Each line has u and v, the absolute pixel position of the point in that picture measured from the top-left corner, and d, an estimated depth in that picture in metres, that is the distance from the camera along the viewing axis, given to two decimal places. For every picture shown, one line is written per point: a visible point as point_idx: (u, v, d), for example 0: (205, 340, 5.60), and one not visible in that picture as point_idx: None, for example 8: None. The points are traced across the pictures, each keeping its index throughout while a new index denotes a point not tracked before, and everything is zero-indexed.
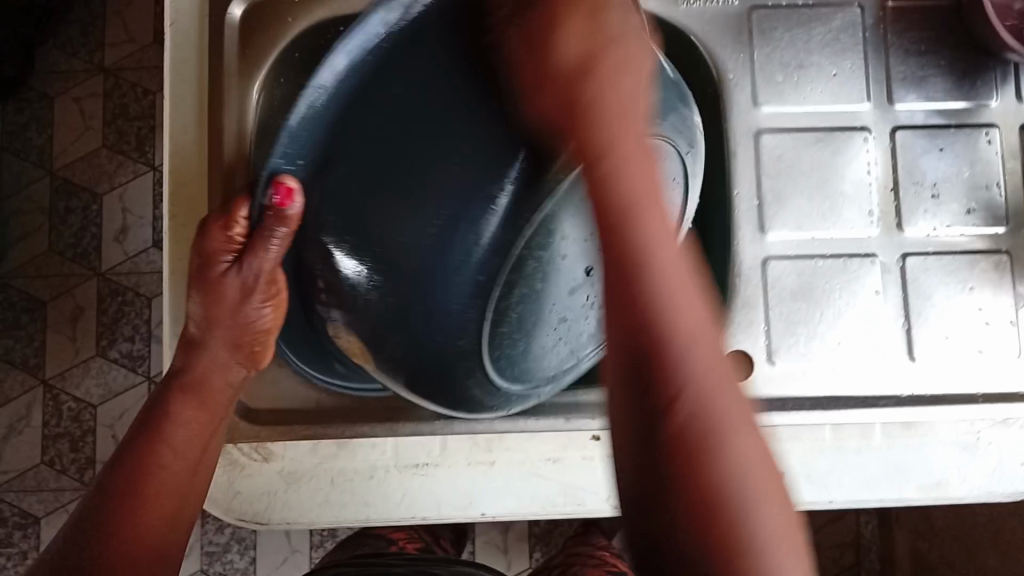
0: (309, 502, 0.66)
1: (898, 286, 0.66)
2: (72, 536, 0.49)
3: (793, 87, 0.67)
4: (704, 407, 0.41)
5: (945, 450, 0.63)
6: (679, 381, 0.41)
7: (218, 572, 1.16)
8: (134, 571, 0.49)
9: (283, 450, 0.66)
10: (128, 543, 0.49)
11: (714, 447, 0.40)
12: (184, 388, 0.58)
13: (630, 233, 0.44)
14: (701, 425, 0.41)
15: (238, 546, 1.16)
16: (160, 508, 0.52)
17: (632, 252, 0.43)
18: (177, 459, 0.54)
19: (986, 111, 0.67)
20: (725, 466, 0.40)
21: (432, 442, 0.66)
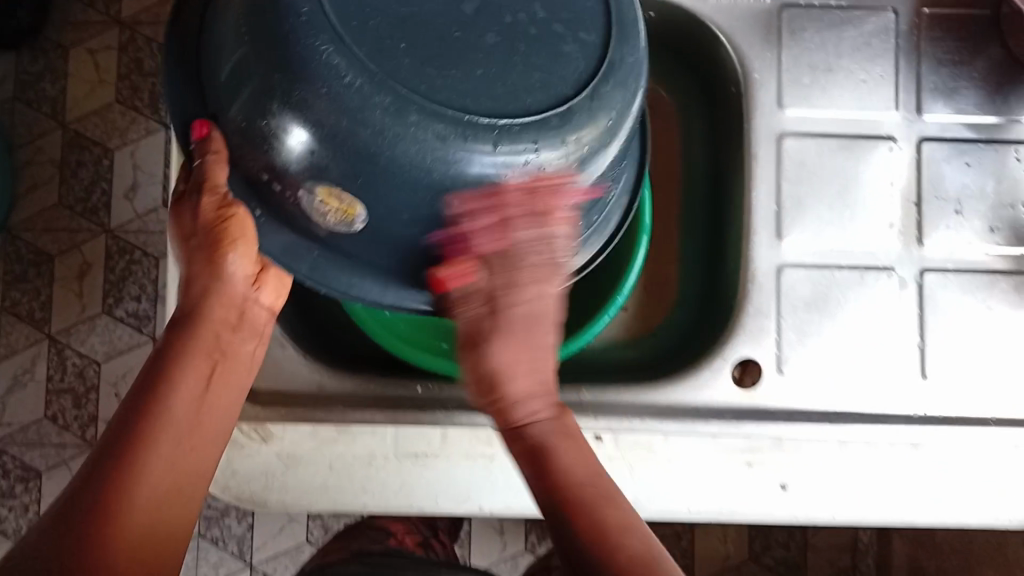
0: (306, 486, 0.65)
1: (915, 303, 0.65)
2: (70, 497, 0.44)
3: (821, 91, 0.66)
4: (586, 518, 0.46)
5: (953, 473, 0.62)
6: (593, 514, 0.46)
7: (214, 537, 1.16)
8: (140, 546, 0.44)
9: (283, 432, 0.66)
10: (133, 513, 0.44)
11: (650, 565, 0.45)
12: (182, 355, 0.52)
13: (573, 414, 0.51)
14: (634, 548, 0.45)
15: (236, 512, 1.17)
16: (163, 475, 0.47)
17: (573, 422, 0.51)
18: (177, 432, 0.48)
19: (1017, 126, 0.66)
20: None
21: (433, 433, 0.66)
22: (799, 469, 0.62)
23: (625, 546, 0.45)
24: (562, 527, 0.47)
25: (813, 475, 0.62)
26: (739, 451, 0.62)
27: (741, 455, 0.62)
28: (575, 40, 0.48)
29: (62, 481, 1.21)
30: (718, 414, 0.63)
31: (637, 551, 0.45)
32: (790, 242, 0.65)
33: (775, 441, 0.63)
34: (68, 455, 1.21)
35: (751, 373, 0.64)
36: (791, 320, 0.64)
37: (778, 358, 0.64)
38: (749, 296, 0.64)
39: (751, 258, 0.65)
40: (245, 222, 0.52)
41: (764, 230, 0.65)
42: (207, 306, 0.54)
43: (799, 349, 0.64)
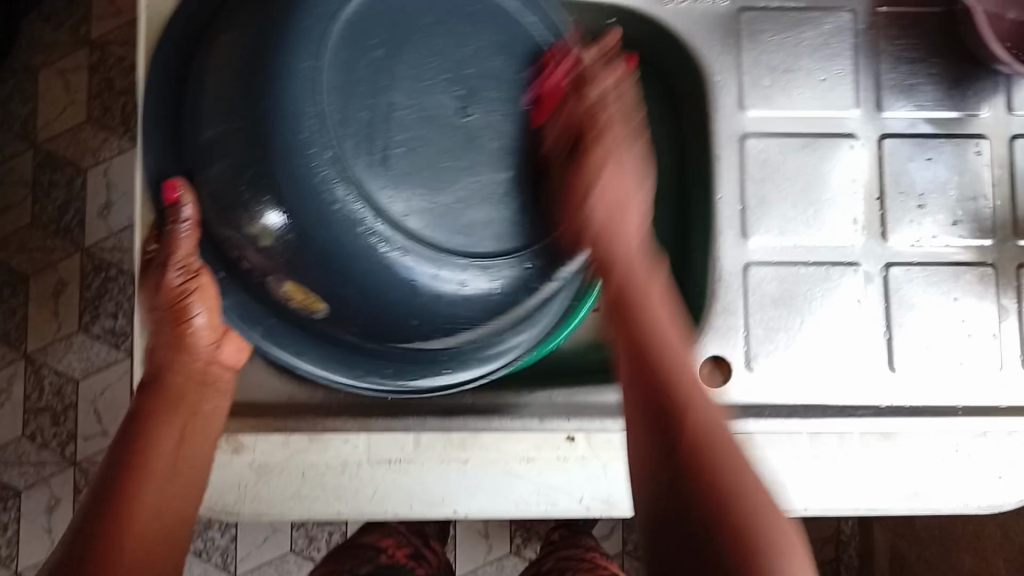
0: (279, 495, 0.65)
1: (880, 296, 0.65)
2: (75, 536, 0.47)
3: (781, 91, 0.66)
4: (688, 484, 0.43)
5: (920, 463, 0.63)
6: (688, 399, 0.47)
7: (198, 552, 1.15)
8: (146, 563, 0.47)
9: (254, 443, 0.65)
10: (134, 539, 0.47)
11: (716, 467, 0.44)
12: (160, 395, 0.57)
13: (649, 300, 0.52)
14: (702, 441, 0.45)
15: (219, 526, 1.16)
16: (158, 510, 0.50)
17: (638, 300, 0.52)
18: (160, 469, 0.52)
19: (975, 121, 0.67)
20: (747, 489, 0.43)
21: (405, 439, 0.66)
22: (775, 464, 0.62)
23: (722, 477, 0.43)
24: (666, 438, 0.45)
25: (789, 469, 0.62)
26: None
27: None
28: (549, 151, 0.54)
29: (42, 501, 1.19)
30: None
31: (735, 485, 0.43)
32: (755, 240, 0.65)
33: (748, 435, 0.62)
34: (47, 474, 1.19)
35: (720, 370, 0.64)
36: (759, 316, 0.64)
37: (747, 355, 0.64)
38: (716, 294, 0.65)
39: (717, 257, 0.65)
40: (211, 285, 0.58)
41: (730, 230, 0.65)
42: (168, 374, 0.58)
43: (766, 345, 0.64)
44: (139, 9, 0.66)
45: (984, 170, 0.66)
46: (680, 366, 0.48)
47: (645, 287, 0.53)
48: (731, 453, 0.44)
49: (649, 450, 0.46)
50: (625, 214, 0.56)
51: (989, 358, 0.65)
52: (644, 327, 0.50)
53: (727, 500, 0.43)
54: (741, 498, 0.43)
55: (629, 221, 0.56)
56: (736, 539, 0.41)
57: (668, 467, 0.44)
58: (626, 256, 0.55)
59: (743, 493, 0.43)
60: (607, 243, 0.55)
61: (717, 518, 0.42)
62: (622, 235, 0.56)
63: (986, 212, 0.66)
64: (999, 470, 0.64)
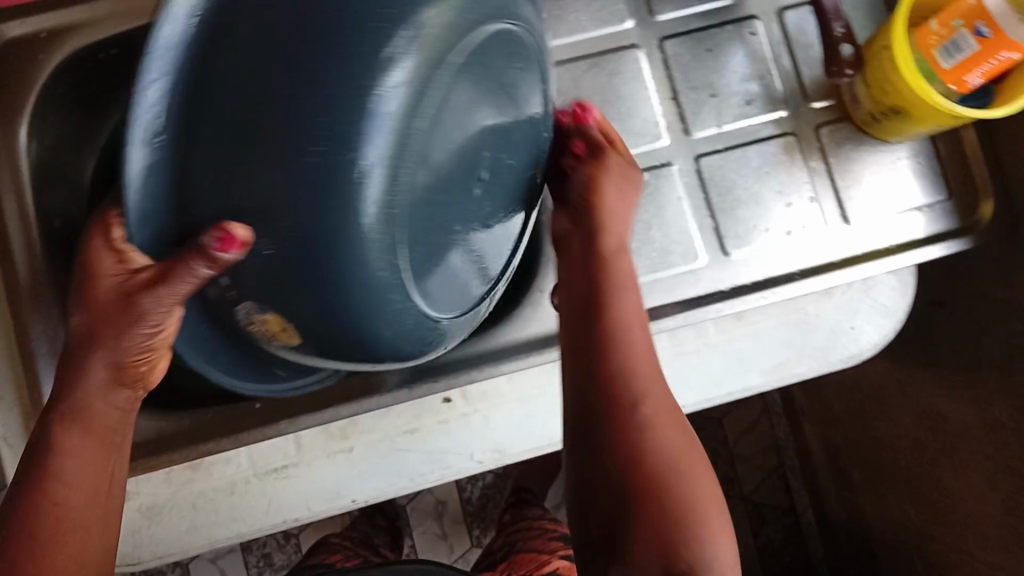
0: (176, 531, 0.65)
1: (698, 186, 0.68)
2: None
3: (557, 23, 0.69)
4: (625, 464, 0.52)
5: (773, 335, 0.67)
6: (647, 450, 0.53)
7: None
8: None
9: (136, 486, 0.64)
10: None
11: (662, 486, 0.52)
12: (68, 415, 0.51)
13: (626, 375, 0.55)
14: (652, 486, 0.52)
15: None
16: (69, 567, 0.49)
17: (605, 346, 0.56)
18: (72, 493, 0.50)
19: (742, 6, 0.70)
20: (683, 500, 0.52)
21: (286, 443, 0.66)
22: None
23: (663, 501, 0.52)
24: (604, 443, 0.53)
25: None
26: None
27: None
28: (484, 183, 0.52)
29: None
30: (547, 343, 0.66)
31: (691, 497, 0.53)
32: None
33: None
34: None
35: None
36: None
37: None
38: None
39: None
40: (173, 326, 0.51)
41: None
42: (96, 407, 0.52)
43: None
44: None
45: (761, 49, 0.70)
46: (671, 442, 0.54)
47: (623, 335, 0.56)
48: (679, 480, 0.53)
49: (578, 478, 0.54)
50: (605, 313, 0.57)
51: (812, 221, 0.69)
52: (618, 359, 0.55)
53: (640, 443, 0.53)
54: (662, 544, 0.51)
55: (618, 290, 0.58)
56: (669, 520, 0.51)
57: (586, 497, 0.53)
58: (626, 359, 0.55)
59: (686, 506, 0.52)
60: (615, 321, 0.57)
61: (649, 528, 0.51)
62: (636, 333, 0.57)
63: (774, 85, 0.70)
64: (850, 322, 0.68)
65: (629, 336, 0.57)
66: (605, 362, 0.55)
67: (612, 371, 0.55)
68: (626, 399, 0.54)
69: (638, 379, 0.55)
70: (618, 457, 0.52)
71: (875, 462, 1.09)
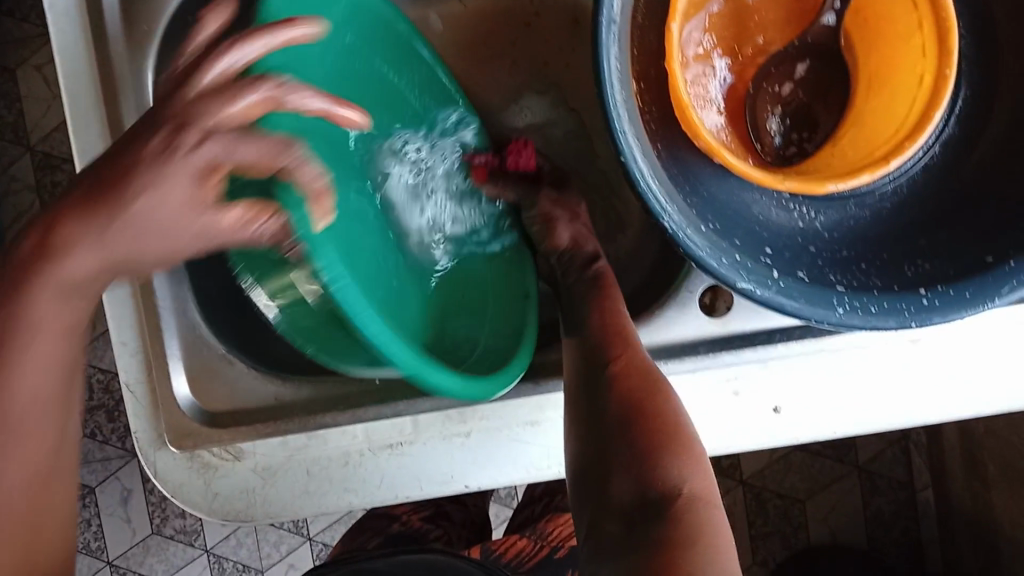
0: (288, 495, 0.63)
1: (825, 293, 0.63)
2: None
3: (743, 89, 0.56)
4: (662, 541, 0.45)
5: (956, 360, 0.59)
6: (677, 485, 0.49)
7: None
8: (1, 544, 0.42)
9: (253, 446, 0.63)
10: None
11: (705, 505, 0.49)
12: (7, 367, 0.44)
13: (659, 446, 0.50)
14: (692, 514, 0.47)
15: None
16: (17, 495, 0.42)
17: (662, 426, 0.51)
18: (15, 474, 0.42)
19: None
20: (711, 514, 0.48)
21: (403, 421, 0.63)
22: (794, 389, 0.60)
23: (698, 550, 0.45)
24: (616, 432, 0.52)
25: (807, 396, 0.60)
26: (722, 381, 0.60)
27: (726, 385, 0.60)
28: (770, 242, 0.55)
29: None
30: (694, 350, 0.61)
31: (705, 515, 0.48)
32: None
33: (752, 369, 0.60)
34: None
35: (719, 297, 0.61)
36: None
37: None
38: None
39: None
40: (826, 282, 0.51)
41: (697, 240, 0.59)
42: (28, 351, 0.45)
43: None
44: (48, 13, 0.60)
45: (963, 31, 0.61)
46: (707, 511, 0.48)
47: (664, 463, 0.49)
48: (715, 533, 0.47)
49: (627, 502, 0.49)
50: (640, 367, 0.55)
51: None
52: (640, 444, 0.51)
53: (659, 475, 0.49)
54: (699, 498, 0.49)
55: (690, 466, 0.50)
56: (664, 455, 0.50)
57: (635, 510, 0.48)
58: (662, 451, 0.50)
59: (694, 486, 0.49)
60: (634, 438, 0.51)
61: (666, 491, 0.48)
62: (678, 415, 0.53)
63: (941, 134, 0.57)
64: None
65: (686, 475, 0.50)
66: (627, 427, 0.52)
67: (664, 445, 0.51)
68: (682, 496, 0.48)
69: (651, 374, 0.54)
70: (615, 409, 0.53)
71: (1019, 463, 1.01)
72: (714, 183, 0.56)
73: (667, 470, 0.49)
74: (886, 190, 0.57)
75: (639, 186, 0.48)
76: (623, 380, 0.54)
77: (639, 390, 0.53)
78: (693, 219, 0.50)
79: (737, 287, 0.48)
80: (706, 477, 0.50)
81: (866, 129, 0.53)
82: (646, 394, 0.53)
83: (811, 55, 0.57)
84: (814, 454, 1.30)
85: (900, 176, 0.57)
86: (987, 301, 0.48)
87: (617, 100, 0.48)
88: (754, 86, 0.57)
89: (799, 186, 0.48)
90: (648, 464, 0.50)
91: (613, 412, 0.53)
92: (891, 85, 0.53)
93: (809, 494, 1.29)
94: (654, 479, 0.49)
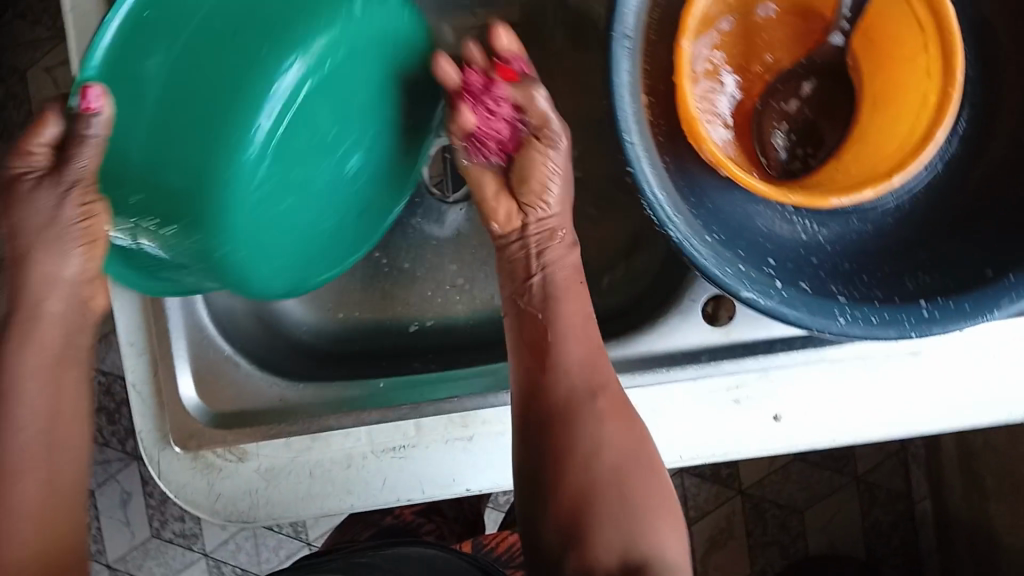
0: (291, 497, 0.64)
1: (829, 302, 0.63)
2: None
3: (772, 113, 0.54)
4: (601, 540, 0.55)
5: (954, 373, 0.60)
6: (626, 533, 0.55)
7: None
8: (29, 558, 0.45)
9: (256, 448, 0.64)
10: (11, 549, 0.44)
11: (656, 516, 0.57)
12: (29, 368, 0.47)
13: (602, 508, 0.56)
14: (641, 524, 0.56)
15: None
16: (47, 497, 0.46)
17: (609, 482, 0.56)
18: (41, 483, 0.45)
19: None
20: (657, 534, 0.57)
21: (406, 425, 0.63)
22: (794, 397, 0.60)
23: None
24: (560, 496, 0.56)
25: (806, 405, 0.60)
26: (723, 390, 0.60)
27: (727, 394, 0.60)
28: (773, 253, 0.56)
29: None
30: (695, 357, 0.61)
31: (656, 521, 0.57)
32: None
33: (753, 377, 0.60)
34: None
35: (722, 306, 0.62)
36: None
37: None
38: None
39: None
40: (828, 293, 0.52)
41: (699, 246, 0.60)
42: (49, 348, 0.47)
43: None
44: (66, 15, 0.62)
45: None
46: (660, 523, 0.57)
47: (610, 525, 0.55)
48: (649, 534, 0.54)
49: (568, 550, 0.56)
50: (561, 373, 0.57)
51: None
52: (586, 506, 0.56)
53: (601, 545, 0.55)
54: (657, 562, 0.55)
55: (636, 515, 0.56)
56: (611, 522, 0.55)
57: (577, 531, 0.56)
58: (614, 508, 0.56)
59: (644, 536, 0.56)
60: (585, 495, 0.56)
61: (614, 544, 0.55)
62: (606, 411, 0.56)
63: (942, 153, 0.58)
64: None
65: (639, 522, 0.56)
66: (568, 486, 0.56)
67: (616, 502, 0.56)
68: (634, 541, 0.55)
69: (565, 374, 0.57)
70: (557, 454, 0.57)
71: (1017, 478, 1.02)
72: (719, 194, 0.57)
73: (617, 537, 0.55)
74: (888, 204, 0.58)
75: (646, 196, 0.49)
76: (563, 420, 0.57)
77: (579, 436, 0.57)
78: (699, 228, 0.51)
79: (740, 296, 0.49)
80: (659, 521, 0.56)
81: (870, 144, 0.54)
82: (586, 433, 0.57)
83: (818, 73, 0.58)
84: (813, 465, 1.30)
85: (904, 193, 0.58)
86: (987, 314, 0.48)
87: (627, 111, 0.49)
88: (761, 103, 0.58)
89: (803, 199, 0.49)
90: (595, 540, 0.55)
91: (554, 462, 0.56)
92: (894, 103, 0.54)
93: (807, 504, 1.30)
94: (599, 543, 0.55)
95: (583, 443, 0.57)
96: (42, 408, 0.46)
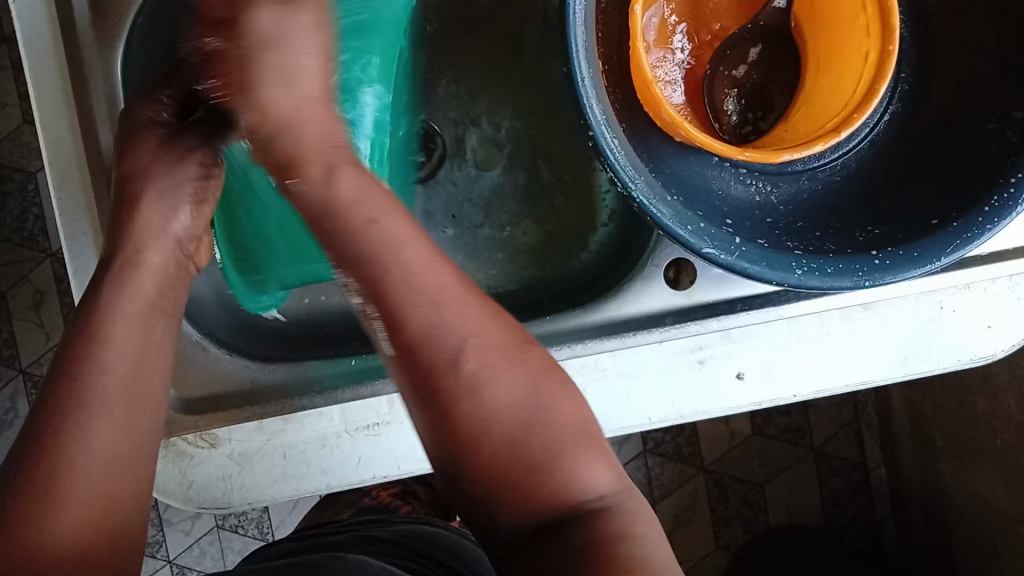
0: (266, 479, 0.64)
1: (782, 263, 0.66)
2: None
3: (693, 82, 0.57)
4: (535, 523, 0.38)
5: (904, 324, 0.63)
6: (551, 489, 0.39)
7: None
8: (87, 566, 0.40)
9: (228, 433, 0.64)
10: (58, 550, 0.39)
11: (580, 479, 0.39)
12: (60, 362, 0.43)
13: (515, 468, 0.38)
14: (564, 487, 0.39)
15: None
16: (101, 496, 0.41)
17: (518, 437, 0.38)
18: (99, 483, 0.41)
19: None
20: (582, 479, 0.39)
21: (379, 402, 0.64)
22: (755, 355, 0.62)
23: (532, 471, 0.38)
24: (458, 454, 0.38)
25: (768, 362, 0.62)
26: (688, 352, 0.62)
27: (692, 355, 0.62)
28: (730, 213, 0.57)
29: None
30: (659, 321, 0.63)
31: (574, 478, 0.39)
32: None
33: (715, 338, 0.62)
34: None
35: (682, 270, 0.64)
36: None
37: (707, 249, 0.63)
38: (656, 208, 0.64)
39: None
40: (785, 248, 0.54)
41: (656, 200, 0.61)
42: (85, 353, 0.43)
43: None
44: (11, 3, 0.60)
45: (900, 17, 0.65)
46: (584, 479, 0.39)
47: (534, 483, 0.38)
48: (548, 426, 0.39)
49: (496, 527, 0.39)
50: (386, 253, 0.38)
51: None
52: (488, 473, 0.38)
53: (525, 503, 0.38)
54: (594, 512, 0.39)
55: (554, 458, 0.39)
56: (527, 486, 0.38)
57: (496, 506, 0.39)
58: (529, 477, 0.38)
59: (569, 474, 0.39)
60: (482, 451, 0.38)
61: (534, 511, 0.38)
62: (471, 342, 0.39)
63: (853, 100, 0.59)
64: (986, 322, 0.63)
65: (551, 484, 0.38)
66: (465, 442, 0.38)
67: (526, 466, 0.38)
68: (558, 495, 0.39)
69: (416, 311, 0.38)
70: (442, 395, 0.38)
71: (966, 436, 1.06)
72: (676, 159, 0.58)
73: (539, 499, 0.38)
74: (835, 164, 0.60)
75: (608, 157, 0.50)
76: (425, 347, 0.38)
77: (465, 360, 0.38)
78: (659, 189, 0.52)
79: (703, 252, 0.51)
80: (587, 468, 0.39)
81: (815, 105, 0.57)
82: (475, 359, 0.38)
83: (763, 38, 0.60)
84: (773, 439, 1.33)
85: (850, 153, 0.60)
86: (933, 261, 0.51)
87: (586, 75, 0.50)
88: (711, 70, 0.60)
89: (758, 155, 0.51)
90: (511, 503, 0.38)
91: (433, 402, 0.38)
92: (836, 65, 0.56)
93: (768, 478, 1.33)
94: (522, 514, 0.38)
95: (467, 370, 0.38)
96: (130, 357, 0.44)
